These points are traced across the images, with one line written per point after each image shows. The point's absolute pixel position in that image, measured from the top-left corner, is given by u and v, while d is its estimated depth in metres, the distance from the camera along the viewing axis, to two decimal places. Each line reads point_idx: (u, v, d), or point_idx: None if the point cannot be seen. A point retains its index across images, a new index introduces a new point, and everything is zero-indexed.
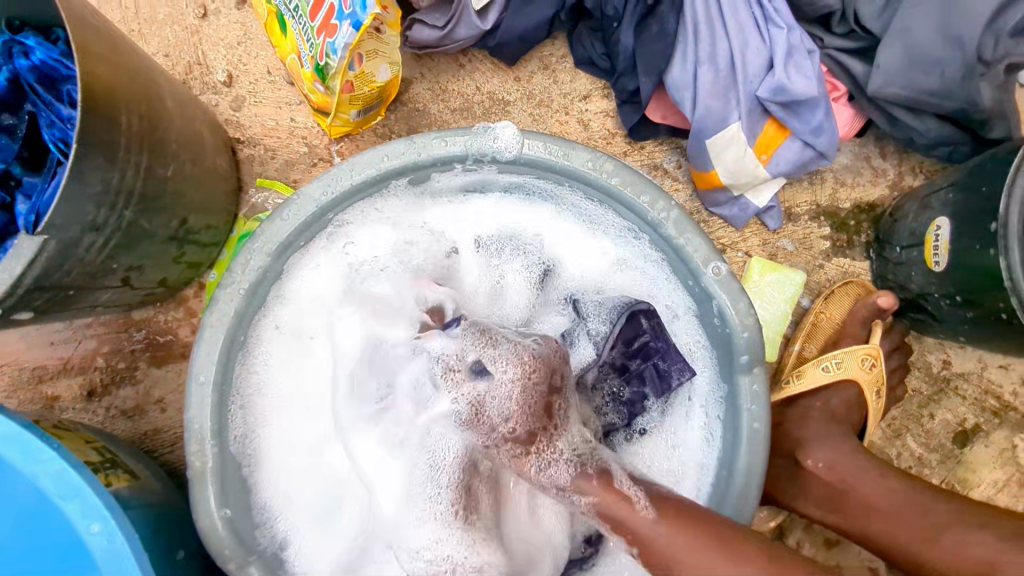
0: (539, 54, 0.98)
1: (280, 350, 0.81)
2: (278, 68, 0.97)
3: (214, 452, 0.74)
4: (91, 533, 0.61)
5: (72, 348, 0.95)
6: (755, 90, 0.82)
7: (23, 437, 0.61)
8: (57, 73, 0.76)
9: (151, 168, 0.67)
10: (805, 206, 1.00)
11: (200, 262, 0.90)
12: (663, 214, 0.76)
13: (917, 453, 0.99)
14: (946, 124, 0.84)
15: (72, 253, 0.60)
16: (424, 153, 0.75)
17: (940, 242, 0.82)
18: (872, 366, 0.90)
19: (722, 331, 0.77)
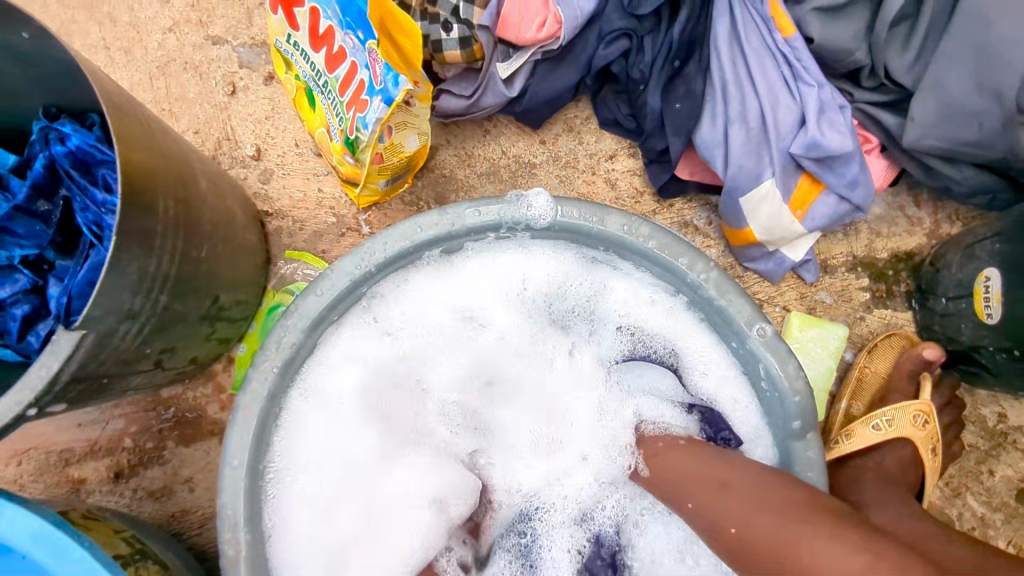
0: (564, 117, 0.98)
1: (310, 416, 0.77)
2: (305, 140, 0.98)
3: (248, 541, 0.70)
4: None
5: (99, 429, 0.93)
6: (789, 148, 0.81)
7: (54, 534, 0.58)
8: (92, 158, 0.76)
9: (186, 250, 0.67)
10: (842, 257, 0.98)
11: (230, 337, 0.89)
12: (703, 276, 0.74)
13: (980, 512, 0.94)
14: (985, 173, 0.83)
15: (108, 343, 0.58)
16: (458, 223, 0.74)
17: (990, 294, 0.79)
18: (924, 423, 0.87)
19: (771, 394, 0.74)
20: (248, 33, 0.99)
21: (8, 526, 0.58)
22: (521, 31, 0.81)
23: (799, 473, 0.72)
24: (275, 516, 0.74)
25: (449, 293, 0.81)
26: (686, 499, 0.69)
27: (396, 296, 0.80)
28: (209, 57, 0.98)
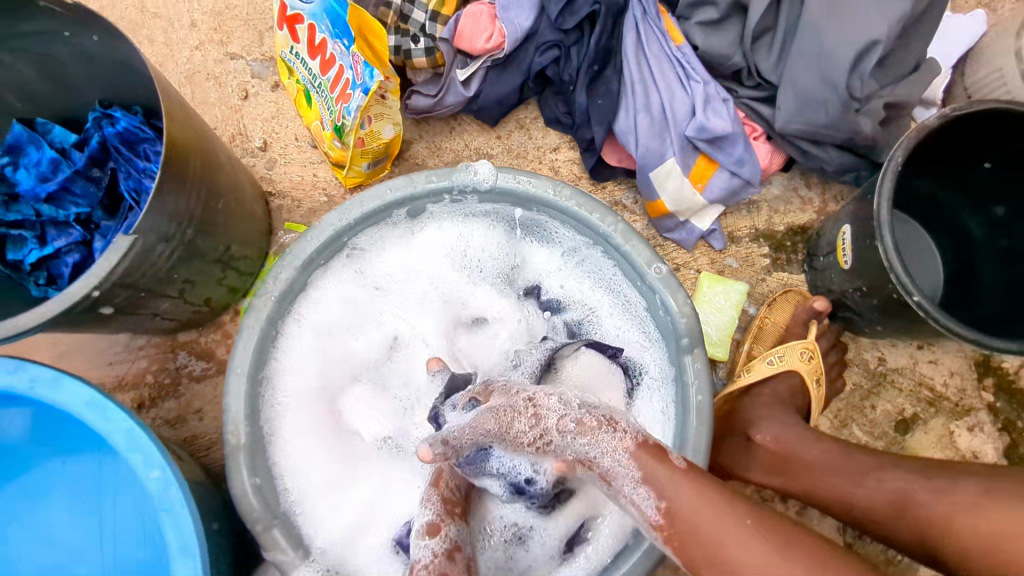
0: (515, 117, 1.20)
1: (300, 344, 0.97)
2: (304, 135, 1.20)
3: (247, 433, 0.88)
4: (151, 478, 0.76)
5: (126, 368, 1.11)
6: (684, 131, 1.03)
7: (101, 401, 0.77)
8: (135, 137, 0.97)
9: (207, 198, 0.87)
10: (746, 230, 1.17)
11: (237, 289, 1.08)
12: (612, 227, 0.94)
13: (864, 439, 1.11)
14: (845, 153, 1.04)
15: (149, 256, 0.78)
16: (420, 187, 0.95)
17: (845, 245, 0.99)
18: (810, 357, 1.05)
19: (667, 320, 0.94)
20: (260, 50, 1.22)
21: (68, 395, 0.77)
22: (474, 43, 1.04)
23: (688, 381, 0.90)
24: (271, 421, 0.94)
25: (410, 258, 1.04)
26: (743, 517, 0.68)
27: (370, 258, 1.02)
28: (228, 69, 1.21)
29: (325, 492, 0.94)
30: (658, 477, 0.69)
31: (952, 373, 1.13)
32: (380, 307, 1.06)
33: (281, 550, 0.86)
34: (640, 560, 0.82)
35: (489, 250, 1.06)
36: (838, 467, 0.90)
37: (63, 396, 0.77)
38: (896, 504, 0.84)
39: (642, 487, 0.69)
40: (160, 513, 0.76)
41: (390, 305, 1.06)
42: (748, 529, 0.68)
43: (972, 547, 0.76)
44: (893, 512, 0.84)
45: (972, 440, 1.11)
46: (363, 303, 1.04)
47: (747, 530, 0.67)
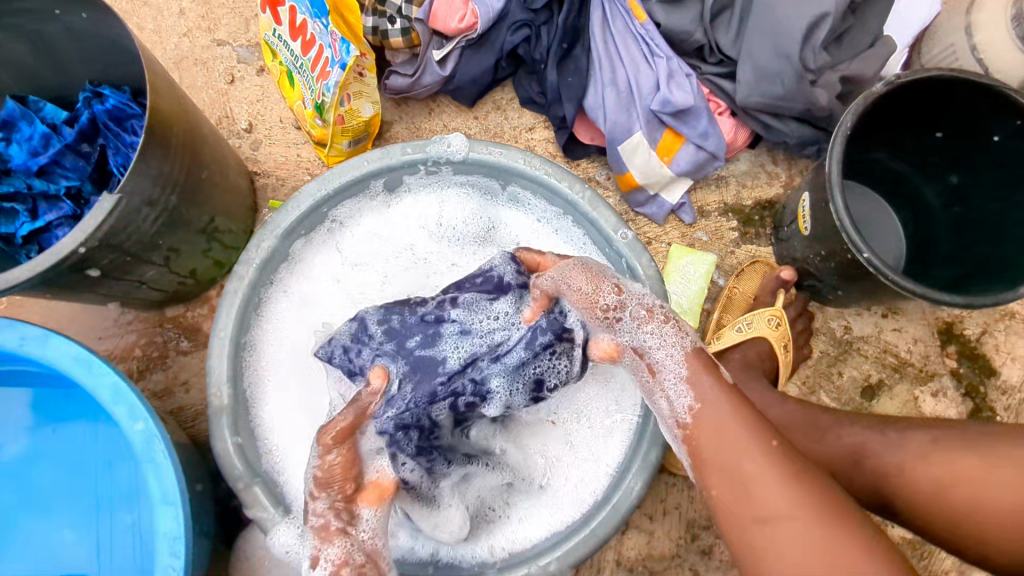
0: (492, 98, 1.24)
1: (286, 311, 1.03)
2: (288, 117, 1.24)
3: (230, 393, 0.92)
4: (135, 429, 0.79)
5: (115, 342, 1.15)
6: (650, 105, 1.07)
7: (87, 356, 0.81)
8: (123, 113, 1.02)
9: (191, 167, 0.91)
10: (715, 204, 1.21)
11: (223, 263, 1.12)
12: (580, 194, 0.98)
13: (831, 405, 1.14)
14: (804, 125, 1.08)
15: (132, 219, 0.82)
16: (396, 158, 0.99)
17: (805, 213, 1.03)
18: (777, 324, 1.08)
19: (634, 284, 0.97)
20: (245, 36, 1.26)
21: (58, 352, 0.81)
22: (448, 23, 1.08)
23: None
24: (255, 386, 0.98)
25: (387, 230, 1.08)
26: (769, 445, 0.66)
27: (347, 231, 1.07)
28: (215, 55, 1.26)
29: (306, 454, 0.98)
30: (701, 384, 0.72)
31: (916, 340, 1.17)
32: (362, 277, 1.08)
33: (262, 507, 0.89)
34: (611, 513, 0.87)
35: (467, 219, 1.08)
36: (800, 426, 0.93)
37: (52, 354, 0.81)
38: (853, 454, 0.86)
39: (682, 390, 0.74)
40: (144, 463, 0.79)
41: (370, 274, 1.08)
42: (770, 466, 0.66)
43: (925, 491, 0.78)
44: (851, 462, 0.86)
45: (936, 405, 1.14)
46: (344, 273, 1.07)
47: (770, 450, 0.66)
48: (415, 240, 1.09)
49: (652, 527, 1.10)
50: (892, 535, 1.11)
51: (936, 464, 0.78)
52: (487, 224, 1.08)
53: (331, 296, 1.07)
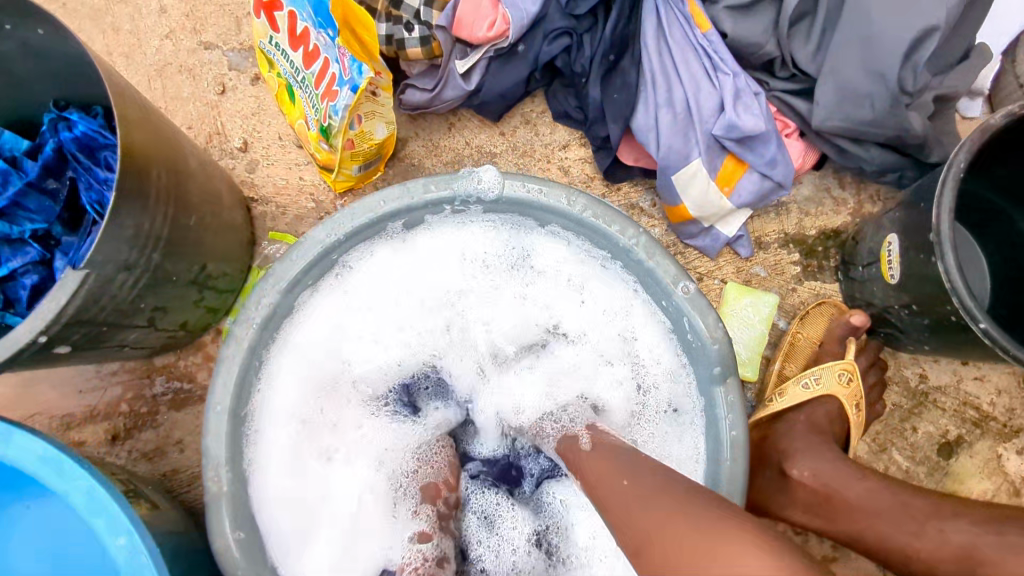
0: (521, 111, 1.08)
1: (284, 373, 0.88)
2: (288, 133, 1.09)
3: (229, 478, 0.79)
4: (117, 545, 0.67)
5: (98, 396, 1.01)
6: (711, 129, 0.92)
7: (57, 457, 0.68)
8: (95, 142, 0.87)
9: (176, 216, 0.77)
10: (774, 234, 1.07)
11: (217, 308, 0.98)
12: (634, 240, 0.84)
13: (904, 465, 1.02)
14: (888, 151, 0.94)
15: (107, 288, 0.68)
16: (417, 197, 0.84)
17: (892, 258, 0.89)
18: (849, 380, 0.95)
19: (696, 346, 0.84)
20: (237, 39, 1.10)
21: (21, 450, 0.68)
22: (474, 31, 0.92)
23: (719, 414, 0.82)
24: (255, 462, 0.84)
25: (403, 268, 0.93)
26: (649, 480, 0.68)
27: (356, 270, 0.91)
28: (202, 61, 1.10)
29: (316, 534, 0.85)
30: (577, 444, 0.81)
31: (999, 391, 1.04)
32: (371, 323, 0.93)
33: None
34: None
35: (497, 256, 0.94)
36: (889, 512, 0.80)
37: (13, 453, 0.68)
38: (962, 561, 0.73)
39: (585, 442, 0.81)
40: None
41: (381, 319, 0.93)
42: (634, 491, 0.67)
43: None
44: (961, 569, 0.74)
45: (1021, 465, 1.02)
46: (350, 319, 0.92)
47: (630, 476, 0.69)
48: (431, 281, 0.94)
49: None
50: None
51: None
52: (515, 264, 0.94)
53: (332, 349, 0.91)
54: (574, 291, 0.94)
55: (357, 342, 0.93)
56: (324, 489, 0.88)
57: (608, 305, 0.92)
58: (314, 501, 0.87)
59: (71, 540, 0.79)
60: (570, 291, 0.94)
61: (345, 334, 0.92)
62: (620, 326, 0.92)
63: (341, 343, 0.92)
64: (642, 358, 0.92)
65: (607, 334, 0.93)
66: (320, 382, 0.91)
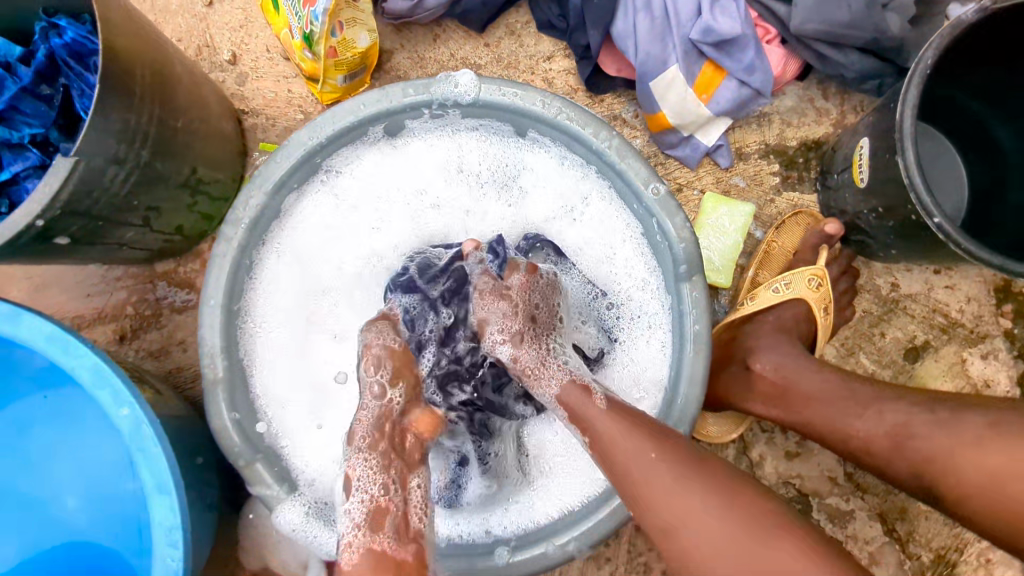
0: (506, 21, 1.09)
1: (281, 272, 0.93)
2: (275, 46, 1.10)
3: (225, 365, 0.84)
4: (121, 416, 0.74)
5: (105, 300, 1.07)
6: (688, 35, 0.95)
7: (64, 336, 0.74)
8: (84, 48, 0.89)
9: (163, 116, 0.80)
10: (755, 145, 1.08)
11: (211, 215, 1.02)
12: (606, 142, 0.86)
13: (870, 368, 1.06)
14: (868, 56, 0.95)
15: (99, 181, 0.73)
16: (396, 101, 0.86)
17: (862, 161, 0.91)
18: (818, 285, 0.98)
19: (664, 246, 0.87)
20: None
21: (30, 330, 0.74)
22: None
23: (685, 310, 0.85)
24: (252, 350, 0.90)
25: (394, 171, 0.97)
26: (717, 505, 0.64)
27: (350, 170, 0.94)
28: None
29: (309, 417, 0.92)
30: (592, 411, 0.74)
31: (969, 299, 1.07)
32: (362, 220, 0.98)
33: (266, 485, 0.84)
34: None
35: (487, 161, 0.97)
36: (838, 397, 0.85)
37: (23, 333, 0.74)
38: (894, 435, 0.79)
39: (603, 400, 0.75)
40: (134, 450, 0.74)
41: (372, 217, 0.98)
42: (685, 488, 0.65)
43: (975, 481, 0.72)
44: (892, 444, 0.79)
45: (985, 368, 1.06)
46: (344, 217, 0.96)
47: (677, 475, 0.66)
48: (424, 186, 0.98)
49: None
50: (923, 506, 1.05)
51: (990, 452, 0.71)
52: (503, 168, 0.97)
53: (329, 248, 0.97)
54: (559, 196, 0.96)
55: (349, 244, 0.98)
56: (316, 370, 0.95)
57: (588, 214, 0.95)
58: (310, 385, 0.94)
59: (94, 421, 0.91)
60: (556, 197, 0.97)
61: (337, 232, 0.97)
62: (601, 234, 0.95)
63: (335, 241, 0.97)
64: (621, 266, 0.94)
65: (587, 243, 0.96)
66: (315, 276, 0.96)
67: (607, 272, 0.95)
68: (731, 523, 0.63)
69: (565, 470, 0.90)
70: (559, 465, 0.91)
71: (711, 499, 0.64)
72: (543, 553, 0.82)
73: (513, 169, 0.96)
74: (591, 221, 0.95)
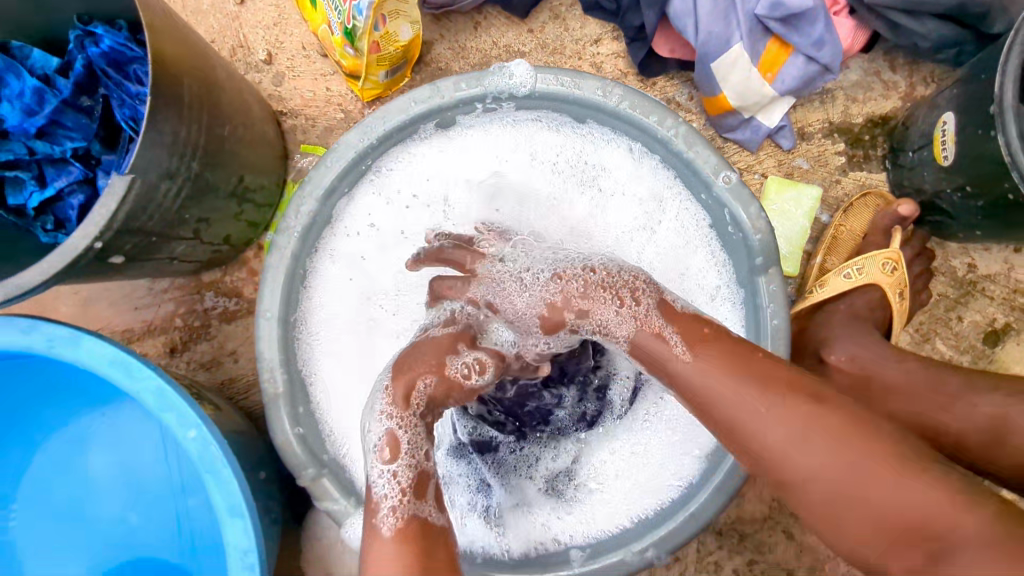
0: (549, 5, 1.04)
1: (336, 275, 0.90)
2: (311, 43, 1.06)
3: (285, 379, 0.82)
4: (188, 438, 0.71)
5: (154, 312, 1.05)
6: (755, 10, 0.89)
7: (126, 359, 0.72)
8: (123, 56, 0.87)
9: (211, 125, 0.77)
10: (818, 124, 1.02)
11: (257, 222, 0.99)
12: (672, 130, 0.81)
13: (948, 354, 1.01)
14: (946, 24, 0.89)
15: (153, 197, 0.70)
16: (448, 96, 0.82)
17: (946, 137, 0.85)
18: (893, 269, 0.92)
19: (737, 237, 0.83)
20: None
21: (90, 354, 0.72)
22: None
23: (762, 304, 0.81)
24: (310, 359, 0.87)
25: (459, 161, 0.92)
26: (821, 447, 0.57)
27: (414, 157, 0.90)
28: None
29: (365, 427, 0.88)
30: (667, 356, 0.67)
31: None
32: (424, 216, 0.93)
33: (333, 499, 0.82)
34: (716, 492, 0.78)
35: (564, 153, 0.91)
36: (925, 389, 0.81)
37: (85, 357, 0.72)
38: (992, 429, 0.75)
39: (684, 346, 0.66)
40: (204, 473, 0.72)
41: (433, 214, 0.93)
42: (781, 426, 0.59)
43: None
44: (990, 439, 0.75)
45: None
46: (407, 210, 0.93)
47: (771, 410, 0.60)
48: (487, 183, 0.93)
49: (743, 490, 1.00)
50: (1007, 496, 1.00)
51: None
52: (574, 162, 0.91)
53: (387, 246, 0.92)
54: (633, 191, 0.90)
55: (410, 245, 0.93)
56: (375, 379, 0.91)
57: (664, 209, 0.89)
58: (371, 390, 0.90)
59: None
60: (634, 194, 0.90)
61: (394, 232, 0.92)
62: (672, 228, 0.89)
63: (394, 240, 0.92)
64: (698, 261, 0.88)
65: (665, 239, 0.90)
66: (375, 278, 0.93)
67: (686, 269, 0.89)
68: (853, 482, 0.56)
69: (626, 476, 0.87)
70: (620, 472, 0.88)
71: (819, 435, 0.58)
72: (621, 559, 0.79)
73: (586, 165, 0.91)
74: (669, 229, 0.90)
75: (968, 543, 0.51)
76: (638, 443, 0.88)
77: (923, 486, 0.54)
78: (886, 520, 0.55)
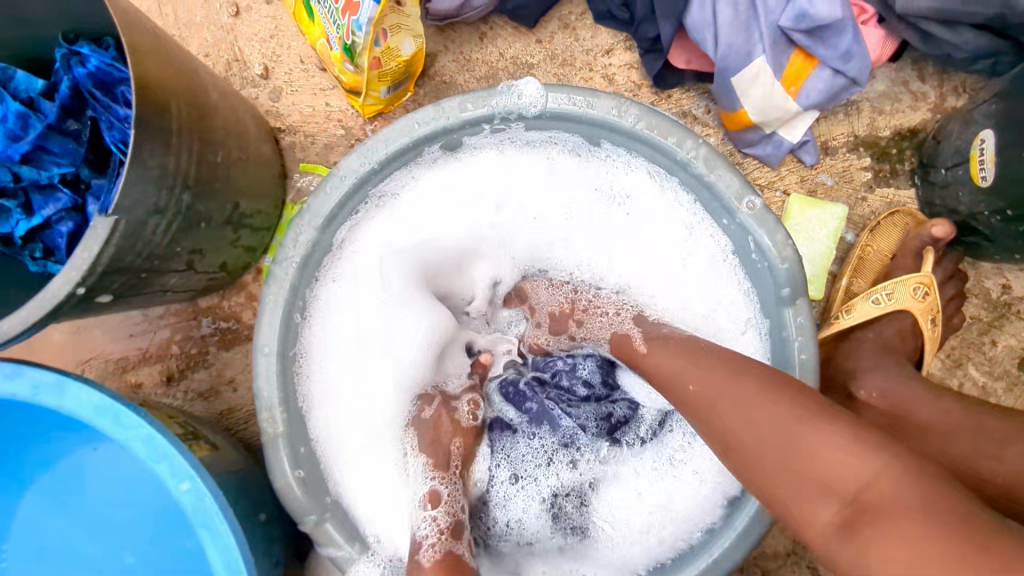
0: (559, 14, 0.99)
1: (340, 300, 0.85)
2: (309, 56, 1.02)
3: (283, 419, 0.77)
4: (181, 491, 0.67)
5: (149, 339, 1.01)
6: (778, 21, 0.84)
7: (115, 406, 0.68)
8: (110, 77, 0.82)
9: (202, 153, 0.72)
10: (843, 137, 0.97)
11: (255, 247, 0.95)
12: (692, 152, 0.76)
13: (981, 381, 0.96)
14: (983, 34, 0.84)
15: (140, 235, 0.66)
16: (454, 117, 0.77)
17: (985, 156, 0.80)
18: (925, 295, 0.87)
19: (762, 265, 0.78)
20: None
21: (77, 401, 0.68)
22: None
23: (789, 338, 0.76)
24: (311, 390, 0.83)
25: (473, 184, 0.88)
26: (762, 402, 0.58)
27: (422, 180, 0.86)
28: None
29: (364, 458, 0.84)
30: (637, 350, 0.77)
31: None
32: (435, 244, 0.90)
33: (337, 545, 0.78)
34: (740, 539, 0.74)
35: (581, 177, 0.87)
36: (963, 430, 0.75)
37: (71, 404, 0.67)
38: None
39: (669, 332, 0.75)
40: (197, 527, 0.68)
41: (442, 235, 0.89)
42: (728, 388, 0.61)
43: None
44: None
45: None
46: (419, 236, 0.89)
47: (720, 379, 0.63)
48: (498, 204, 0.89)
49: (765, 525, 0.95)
50: None
51: None
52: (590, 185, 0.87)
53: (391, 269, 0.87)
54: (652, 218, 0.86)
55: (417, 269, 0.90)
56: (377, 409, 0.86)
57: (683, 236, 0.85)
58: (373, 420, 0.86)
59: None
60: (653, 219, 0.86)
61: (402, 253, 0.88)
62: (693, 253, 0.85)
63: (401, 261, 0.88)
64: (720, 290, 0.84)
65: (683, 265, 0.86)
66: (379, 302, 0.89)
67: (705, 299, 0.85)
68: (786, 430, 0.55)
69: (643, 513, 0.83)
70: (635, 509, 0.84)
71: (760, 391, 0.59)
72: None
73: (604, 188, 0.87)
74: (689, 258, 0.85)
75: (886, 504, 0.47)
76: (652, 479, 0.85)
77: (843, 439, 0.52)
78: (806, 467, 0.52)
